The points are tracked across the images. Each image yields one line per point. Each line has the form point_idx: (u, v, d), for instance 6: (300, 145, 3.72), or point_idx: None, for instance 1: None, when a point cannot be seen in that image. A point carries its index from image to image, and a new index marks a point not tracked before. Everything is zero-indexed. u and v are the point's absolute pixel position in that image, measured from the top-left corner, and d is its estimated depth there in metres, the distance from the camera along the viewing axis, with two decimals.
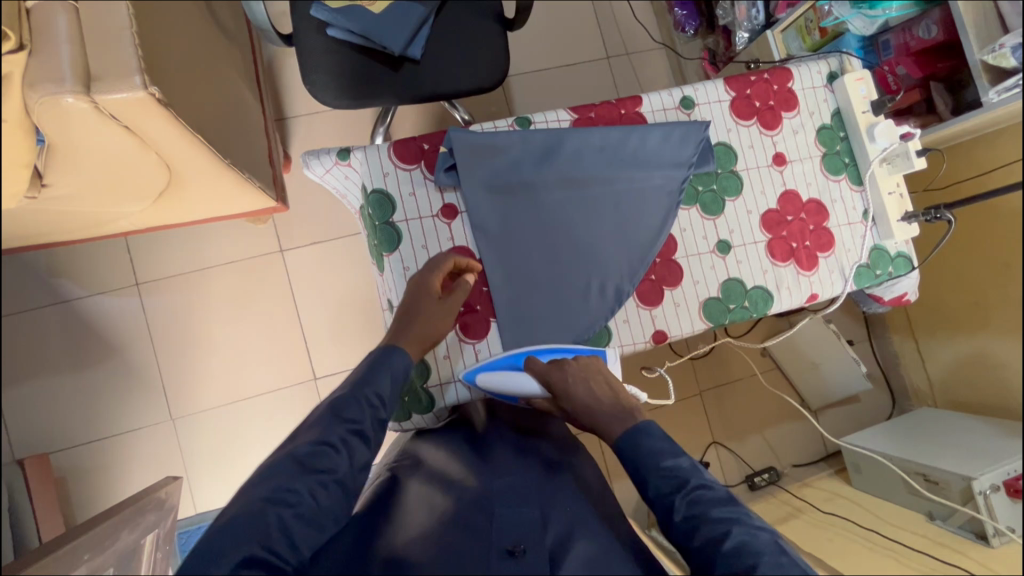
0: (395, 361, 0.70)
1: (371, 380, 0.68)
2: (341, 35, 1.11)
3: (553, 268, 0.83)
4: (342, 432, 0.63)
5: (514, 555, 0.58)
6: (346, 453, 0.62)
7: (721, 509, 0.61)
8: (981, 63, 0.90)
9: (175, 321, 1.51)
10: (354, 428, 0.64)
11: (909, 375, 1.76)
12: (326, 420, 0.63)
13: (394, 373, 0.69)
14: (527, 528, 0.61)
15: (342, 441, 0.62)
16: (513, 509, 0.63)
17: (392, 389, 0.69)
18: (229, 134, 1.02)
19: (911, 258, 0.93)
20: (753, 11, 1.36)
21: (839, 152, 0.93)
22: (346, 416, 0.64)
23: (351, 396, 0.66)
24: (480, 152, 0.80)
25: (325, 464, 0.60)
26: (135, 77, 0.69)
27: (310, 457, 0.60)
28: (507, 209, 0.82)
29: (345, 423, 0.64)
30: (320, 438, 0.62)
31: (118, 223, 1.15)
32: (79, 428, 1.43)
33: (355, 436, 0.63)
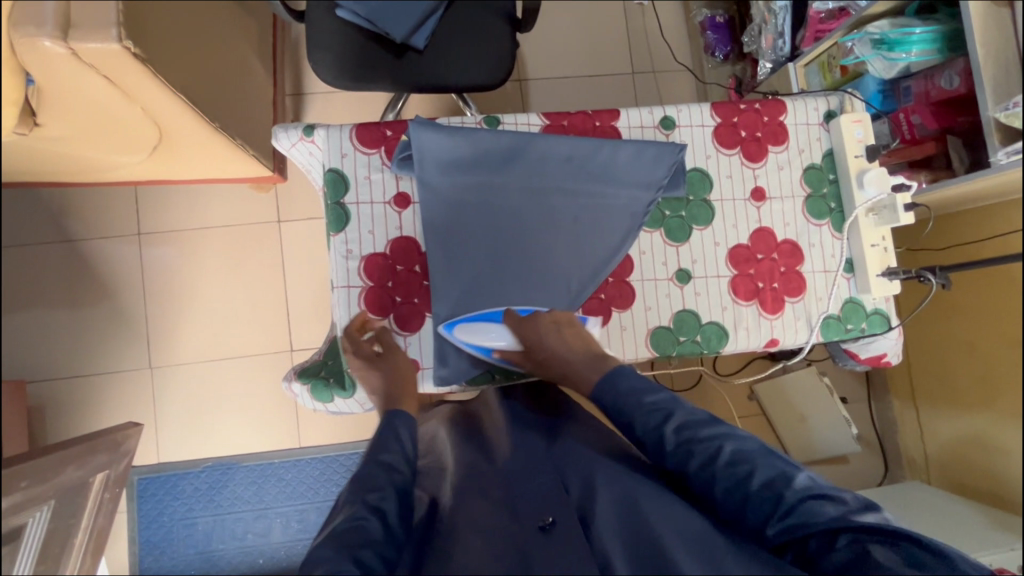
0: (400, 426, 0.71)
1: (385, 449, 0.68)
2: (349, 16, 1.12)
3: (505, 273, 0.81)
4: (369, 503, 0.62)
5: (545, 529, 0.63)
6: (380, 521, 0.60)
7: (713, 432, 0.66)
8: (992, 121, 0.84)
9: (168, 274, 1.56)
10: (381, 495, 0.63)
11: (905, 445, 1.65)
12: (353, 498, 0.62)
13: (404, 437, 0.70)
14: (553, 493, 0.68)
15: (373, 511, 0.61)
16: (530, 482, 0.71)
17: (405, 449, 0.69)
18: (220, 99, 1.05)
19: (888, 318, 0.88)
20: (779, 41, 1.33)
21: (825, 196, 0.88)
22: (368, 488, 0.63)
23: (369, 468, 0.65)
24: (444, 148, 0.78)
25: (361, 538, 0.57)
26: (112, 30, 0.71)
27: (347, 535, 0.58)
28: (471, 209, 0.80)
29: (371, 492, 0.63)
30: (351, 516, 0.60)
31: (115, 172, 1.19)
32: (64, 363, 1.50)
33: (384, 501, 0.62)
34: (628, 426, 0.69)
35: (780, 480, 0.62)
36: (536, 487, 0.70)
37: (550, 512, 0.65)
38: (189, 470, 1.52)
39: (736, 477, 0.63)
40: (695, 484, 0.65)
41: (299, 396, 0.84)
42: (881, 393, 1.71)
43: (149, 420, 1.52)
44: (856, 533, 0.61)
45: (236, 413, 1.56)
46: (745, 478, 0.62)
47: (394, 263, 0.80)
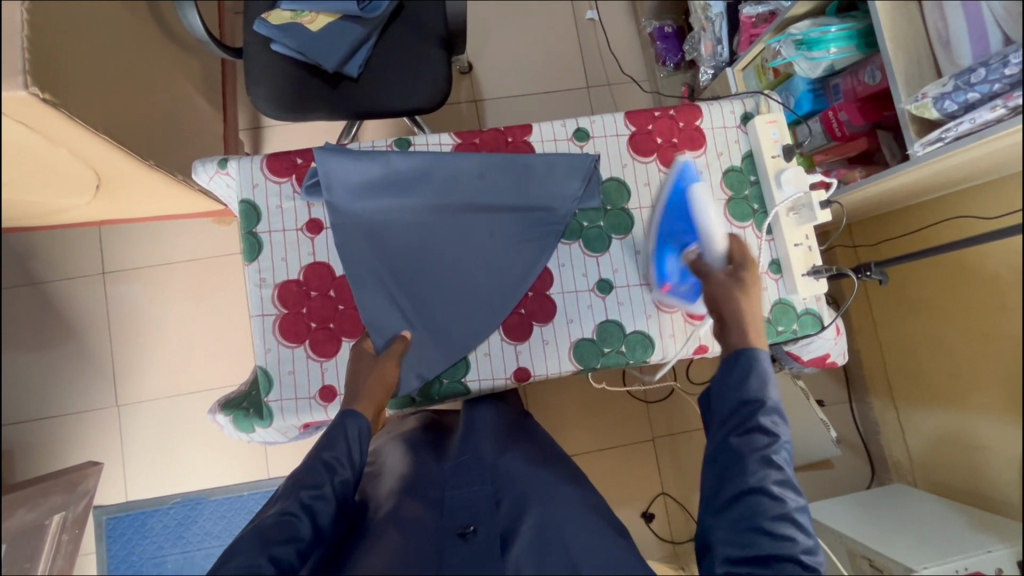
0: (350, 426, 0.69)
1: (332, 448, 0.67)
2: (284, 50, 1.14)
3: (425, 293, 0.80)
4: (302, 500, 0.62)
5: (465, 536, 0.65)
6: (308, 519, 0.61)
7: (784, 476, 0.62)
8: (907, 113, 0.82)
9: (133, 311, 1.57)
10: (315, 493, 0.63)
11: (888, 446, 1.57)
12: (288, 490, 0.63)
13: (353, 439, 0.68)
14: (477, 511, 0.68)
15: (303, 508, 0.61)
16: (462, 491, 0.72)
17: (354, 450, 0.68)
18: (156, 139, 1.07)
19: (820, 317, 0.86)
20: (718, 47, 1.33)
21: (747, 198, 0.87)
22: (304, 484, 0.63)
23: (308, 465, 0.65)
24: (357, 172, 0.78)
25: (284, 535, 0.59)
26: (16, 77, 0.72)
27: (273, 530, 0.59)
28: (392, 231, 0.80)
29: (306, 489, 0.63)
30: (281, 511, 0.61)
31: (66, 215, 1.21)
32: (32, 404, 1.51)
33: (317, 500, 0.62)
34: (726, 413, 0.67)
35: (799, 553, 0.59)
36: (470, 497, 0.71)
37: (473, 523, 0.66)
38: (157, 507, 1.51)
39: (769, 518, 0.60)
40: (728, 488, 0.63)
41: (225, 427, 0.83)
42: (861, 394, 1.65)
43: (116, 459, 1.52)
44: None
45: (204, 446, 1.55)
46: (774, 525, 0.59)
47: (308, 289, 0.80)
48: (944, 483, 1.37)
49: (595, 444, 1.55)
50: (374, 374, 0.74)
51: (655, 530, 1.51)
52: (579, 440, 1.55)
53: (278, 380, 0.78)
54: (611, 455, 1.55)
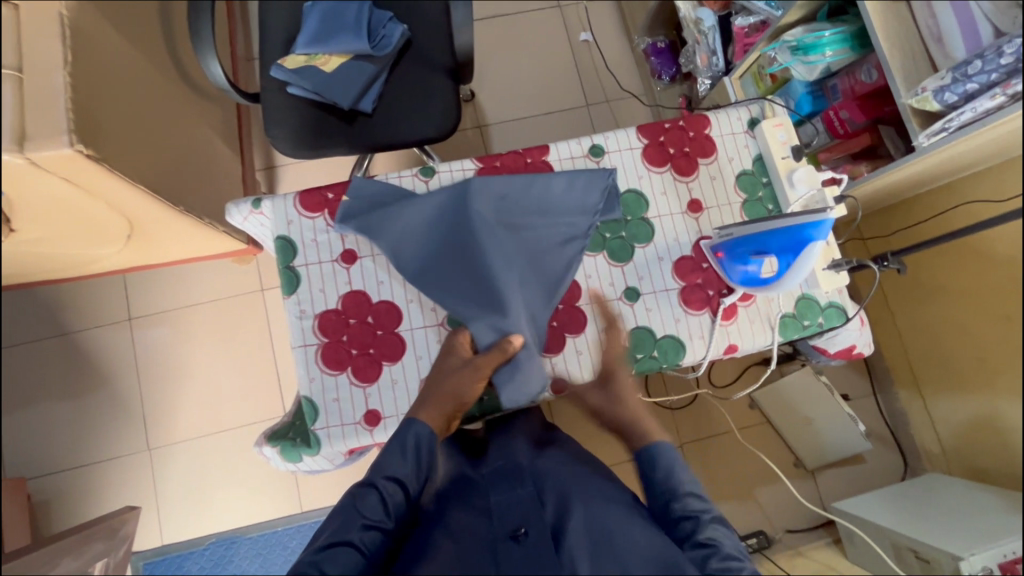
0: (410, 442, 0.71)
1: (388, 469, 0.70)
2: (300, 92, 1.19)
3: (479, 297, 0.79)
4: (362, 525, 0.66)
5: (517, 538, 0.70)
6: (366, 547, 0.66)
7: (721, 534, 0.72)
8: (908, 107, 0.86)
9: (160, 354, 1.60)
10: (374, 519, 0.67)
11: (918, 436, 1.57)
12: (348, 511, 0.67)
13: (410, 460, 0.71)
14: (526, 512, 0.73)
15: (362, 534, 0.66)
16: (507, 494, 0.76)
17: (412, 468, 0.71)
18: (185, 185, 1.12)
19: (844, 309, 0.87)
20: (713, 58, 1.38)
21: (761, 199, 0.90)
22: (364, 509, 0.67)
23: (367, 488, 0.69)
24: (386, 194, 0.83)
25: (345, 565, 0.64)
26: (63, 136, 0.77)
27: (334, 556, 0.64)
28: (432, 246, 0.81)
29: (365, 515, 0.67)
30: (340, 535, 0.66)
31: (98, 264, 1.25)
32: (67, 453, 1.53)
33: (375, 525, 0.67)
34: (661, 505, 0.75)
35: None
36: (513, 498, 0.75)
37: (524, 523, 0.71)
38: (193, 549, 1.51)
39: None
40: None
41: (272, 459, 0.84)
42: (886, 386, 1.65)
43: (150, 502, 1.53)
44: None
45: (237, 485, 1.55)
46: None
47: (347, 317, 0.82)
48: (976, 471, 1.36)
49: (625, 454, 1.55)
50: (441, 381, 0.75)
51: None
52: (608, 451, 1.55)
53: (323, 408, 0.80)
54: None
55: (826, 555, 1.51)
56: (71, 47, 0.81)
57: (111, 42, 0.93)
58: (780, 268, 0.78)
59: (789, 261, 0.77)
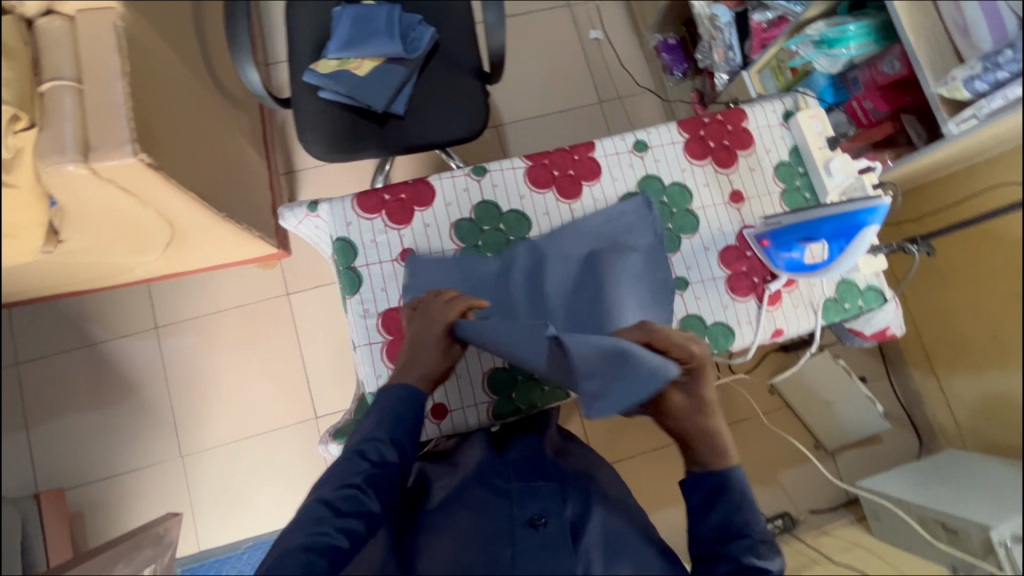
0: (407, 397, 0.71)
1: (399, 424, 0.70)
2: (332, 96, 1.20)
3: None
4: (367, 474, 0.66)
5: (535, 526, 0.68)
6: (376, 495, 0.65)
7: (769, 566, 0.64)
8: (937, 96, 0.90)
9: (188, 362, 1.60)
10: (378, 469, 0.67)
11: (934, 415, 1.62)
12: (350, 460, 0.67)
13: (412, 412, 0.71)
14: (547, 502, 0.70)
15: (368, 483, 0.65)
16: (528, 483, 0.72)
17: (415, 421, 0.71)
18: (226, 192, 1.13)
19: (882, 292, 0.91)
20: (730, 53, 1.41)
21: (799, 188, 0.93)
22: (370, 457, 0.67)
23: (370, 438, 0.68)
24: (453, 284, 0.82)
25: (355, 508, 0.63)
26: (126, 145, 0.78)
27: (339, 501, 0.63)
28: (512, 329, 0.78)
29: (371, 463, 0.67)
30: (344, 483, 0.65)
31: (133, 272, 1.26)
32: (98, 463, 1.52)
33: (379, 476, 0.66)
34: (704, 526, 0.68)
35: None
36: (538, 489, 0.71)
37: (545, 516, 0.68)
38: (231, 553, 1.51)
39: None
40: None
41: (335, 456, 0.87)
42: (900, 367, 1.70)
43: (185, 509, 1.53)
44: None
45: (271, 488, 1.56)
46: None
47: None
48: (999, 447, 1.37)
49: (652, 442, 1.59)
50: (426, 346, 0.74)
51: None
52: (636, 441, 1.58)
53: None
54: (670, 453, 1.58)
55: (850, 533, 1.56)
56: (128, 57, 0.82)
57: (158, 50, 0.94)
58: (833, 253, 0.81)
59: (842, 246, 0.80)
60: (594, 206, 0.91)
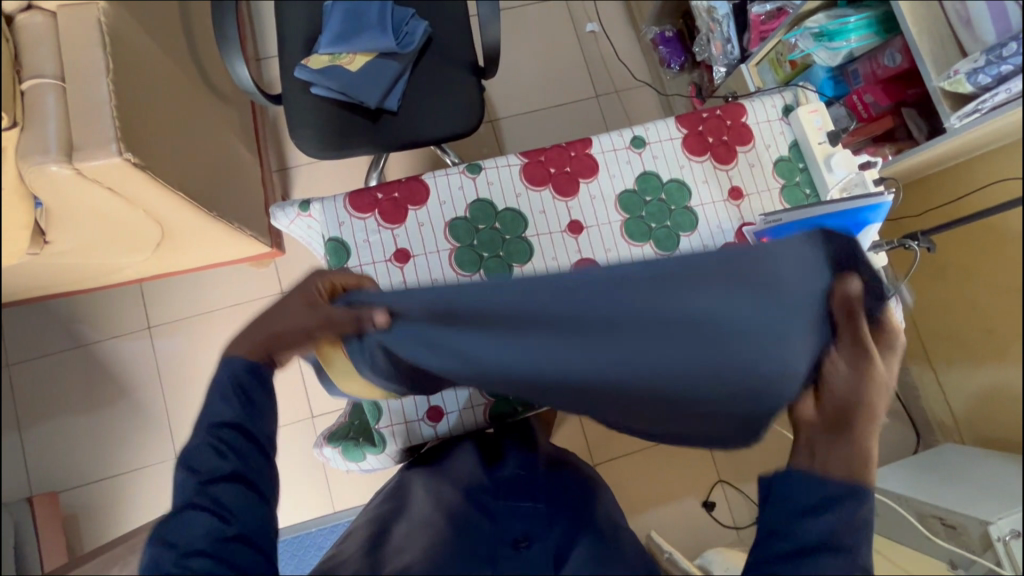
0: (223, 379, 0.64)
1: (214, 414, 0.62)
2: (324, 92, 1.18)
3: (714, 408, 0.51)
4: (198, 487, 0.59)
5: (517, 547, 0.62)
6: (222, 448, 0.61)
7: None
8: (939, 90, 0.88)
9: (181, 363, 1.58)
10: (209, 474, 0.59)
11: (931, 410, 1.62)
12: (181, 481, 0.60)
13: (228, 396, 0.63)
14: (532, 522, 0.65)
15: (197, 494, 0.58)
16: (513, 502, 0.68)
17: (236, 404, 0.62)
18: (216, 190, 1.11)
19: (883, 288, 0.91)
20: (728, 46, 1.39)
21: (799, 184, 0.92)
22: (197, 469, 0.60)
23: (196, 446, 0.61)
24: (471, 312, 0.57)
25: (194, 527, 0.57)
26: (112, 145, 0.76)
27: (175, 531, 0.57)
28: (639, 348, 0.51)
29: (199, 475, 0.59)
30: (179, 509, 0.58)
31: (123, 273, 1.24)
32: (92, 466, 1.51)
33: (212, 482, 0.59)
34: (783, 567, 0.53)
35: None
36: (519, 510, 0.67)
37: (529, 535, 0.63)
38: None
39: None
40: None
41: (333, 459, 0.89)
42: (897, 362, 1.70)
43: None
44: None
45: None
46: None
47: None
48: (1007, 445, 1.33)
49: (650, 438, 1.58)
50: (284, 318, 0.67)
51: (721, 517, 1.53)
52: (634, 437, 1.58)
53: (386, 408, 0.83)
54: (668, 449, 1.57)
55: None
56: (112, 54, 0.80)
57: (144, 47, 0.92)
58: None
59: None
60: (591, 204, 0.89)
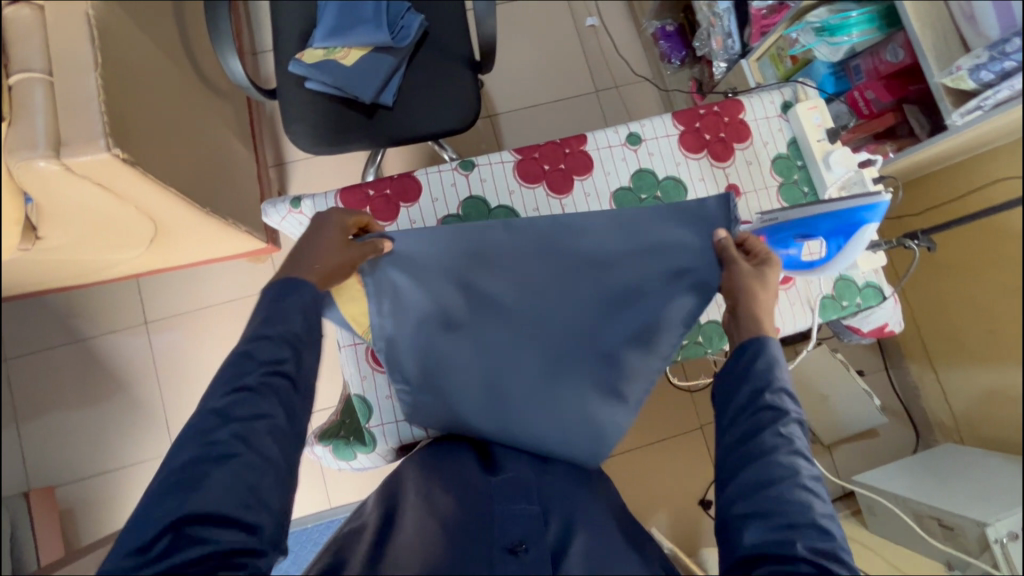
0: (304, 292, 0.65)
1: (284, 318, 0.62)
2: (319, 86, 1.17)
3: (596, 317, 0.77)
4: (261, 377, 0.59)
5: (515, 552, 0.59)
6: (272, 395, 0.58)
7: (833, 522, 0.57)
8: (941, 86, 0.87)
9: (177, 358, 1.58)
10: (273, 367, 0.59)
11: (931, 409, 1.61)
12: (235, 366, 0.59)
13: (304, 308, 0.64)
14: (528, 525, 0.62)
15: (261, 385, 0.58)
16: (509, 507, 0.64)
17: (306, 322, 0.63)
18: (209, 186, 1.10)
19: (881, 289, 0.89)
20: (728, 41, 1.37)
21: (797, 181, 0.91)
22: (261, 359, 0.59)
23: (255, 339, 0.60)
24: (426, 256, 0.78)
25: (253, 411, 0.57)
26: (100, 140, 0.76)
27: (233, 410, 0.56)
28: (543, 270, 0.78)
29: (263, 366, 0.59)
30: (230, 393, 0.58)
31: (118, 268, 1.23)
32: (89, 460, 1.51)
33: (275, 376, 0.59)
34: (738, 471, 0.60)
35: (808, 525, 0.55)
36: (519, 512, 0.64)
37: (526, 541, 0.60)
38: None
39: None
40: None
41: (324, 457, 0.90)
42: (897, 361, 1.68)
43: None
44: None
45: None
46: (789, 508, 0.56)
47: None
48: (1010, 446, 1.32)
49: (648, 436, 1.57)
50: (309, 256, 0.68)
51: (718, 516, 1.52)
52: (633, 435, 1.57)
53: (378, 406, 0.84)
54: (666, 447, 1.57)
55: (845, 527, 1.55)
56: (100, 48, 0.79)
57: (134, 40, 0.91)
58: (829, 251, 0.79)
59: (840, 244, 0.78)
60: (585, 201, 0.88)
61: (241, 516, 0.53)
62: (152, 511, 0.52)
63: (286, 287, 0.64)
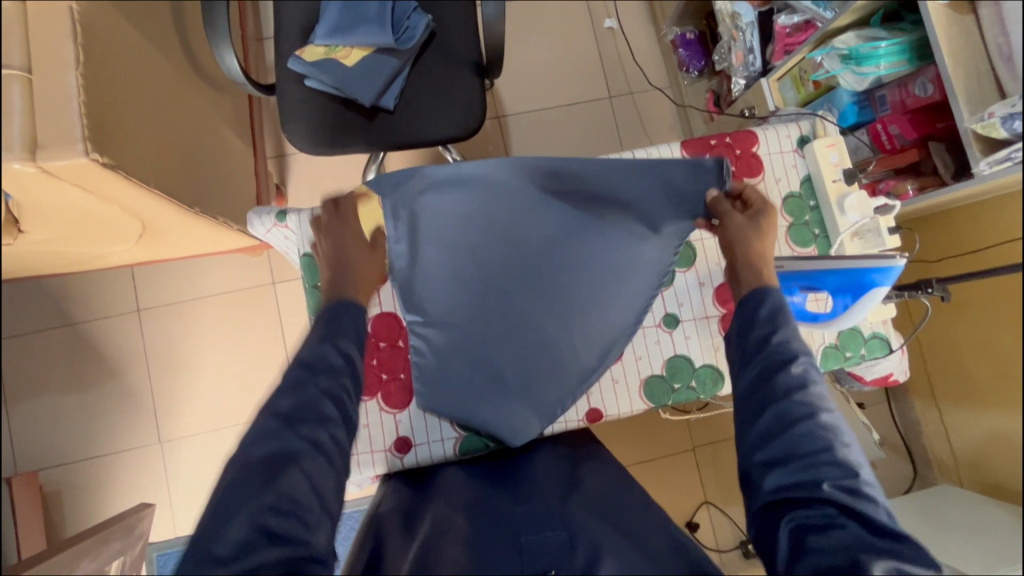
0: (352, 315, 0.80)
1: (342, 335, 0.77)
2: (318, 85, 1.13)
3: (599, 245, 0.84)
4: (321, 387, 0.70)
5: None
6: (332, 400, 0.70)
7: (855, 458, 0.61)
8: (971, 132, 0.82)
9: (168, 347, 1.57)
10: (333, 378, 0.72)
11: (931, 447, 1.56)
12: (299, 375, 0.71)
13: (355, 329, 0.79)
14: (557, 554, 0.61)
15: (325, 392, 0.70)
16: (536, 536, 0.63)
17: (355, 340, 0.78)
18: (199, 184, 1.07)
19: (888, 341, 0.85)
20: (750, 57, 1.31)
21: (807, 223, 0.87)
22: (321, 371, 0.72)
23: (318, 351, 0.74)
24: (443, 200, 0.84)
25: (318, 413, 0.68)
26: (78, 145, 0.73)
27: (299, 411, 0.67)
28: (549, 209, 0.84)
29: (324, 375, 0.71)
30: (300, 397, 0.69)
31: (108, 259, 1.21)
32: (77, 445, 1.51)
33: (336, 389, 0.71)
34: (753, 421, 0.65)
35: (835, 467, 0.59)
36: (544, 540, 0.63)
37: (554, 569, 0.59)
38: None
39: (872, 526, 0.55)
40: (784, 529, 0.57)
41: None
42: (900, 395, 1.64)
43: (161, 496, 1.51)
44: (868, 528, 0.55)
45: None
46: (814, 452, 0.60)
47: (378, 340, 0.91)
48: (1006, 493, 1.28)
49: (639, 456, 1.55)
50: (352, 276, 0.85)
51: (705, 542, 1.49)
52: (624, 453, 1.55)
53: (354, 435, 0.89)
54: (656, 467, 1.55)
55: None
56: (83, 45, 0.75)
57: (122, 35, 0.87)
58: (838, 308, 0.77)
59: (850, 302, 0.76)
60: None
61: (310, 512, 0.61)
62: (223, 507, 0.59)
63: (339, 308, 0.80)
